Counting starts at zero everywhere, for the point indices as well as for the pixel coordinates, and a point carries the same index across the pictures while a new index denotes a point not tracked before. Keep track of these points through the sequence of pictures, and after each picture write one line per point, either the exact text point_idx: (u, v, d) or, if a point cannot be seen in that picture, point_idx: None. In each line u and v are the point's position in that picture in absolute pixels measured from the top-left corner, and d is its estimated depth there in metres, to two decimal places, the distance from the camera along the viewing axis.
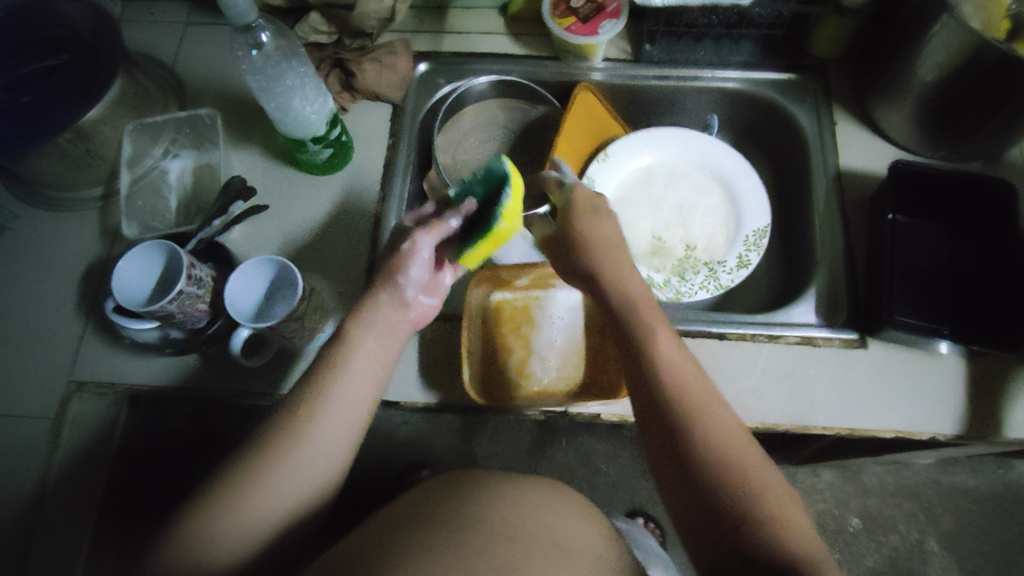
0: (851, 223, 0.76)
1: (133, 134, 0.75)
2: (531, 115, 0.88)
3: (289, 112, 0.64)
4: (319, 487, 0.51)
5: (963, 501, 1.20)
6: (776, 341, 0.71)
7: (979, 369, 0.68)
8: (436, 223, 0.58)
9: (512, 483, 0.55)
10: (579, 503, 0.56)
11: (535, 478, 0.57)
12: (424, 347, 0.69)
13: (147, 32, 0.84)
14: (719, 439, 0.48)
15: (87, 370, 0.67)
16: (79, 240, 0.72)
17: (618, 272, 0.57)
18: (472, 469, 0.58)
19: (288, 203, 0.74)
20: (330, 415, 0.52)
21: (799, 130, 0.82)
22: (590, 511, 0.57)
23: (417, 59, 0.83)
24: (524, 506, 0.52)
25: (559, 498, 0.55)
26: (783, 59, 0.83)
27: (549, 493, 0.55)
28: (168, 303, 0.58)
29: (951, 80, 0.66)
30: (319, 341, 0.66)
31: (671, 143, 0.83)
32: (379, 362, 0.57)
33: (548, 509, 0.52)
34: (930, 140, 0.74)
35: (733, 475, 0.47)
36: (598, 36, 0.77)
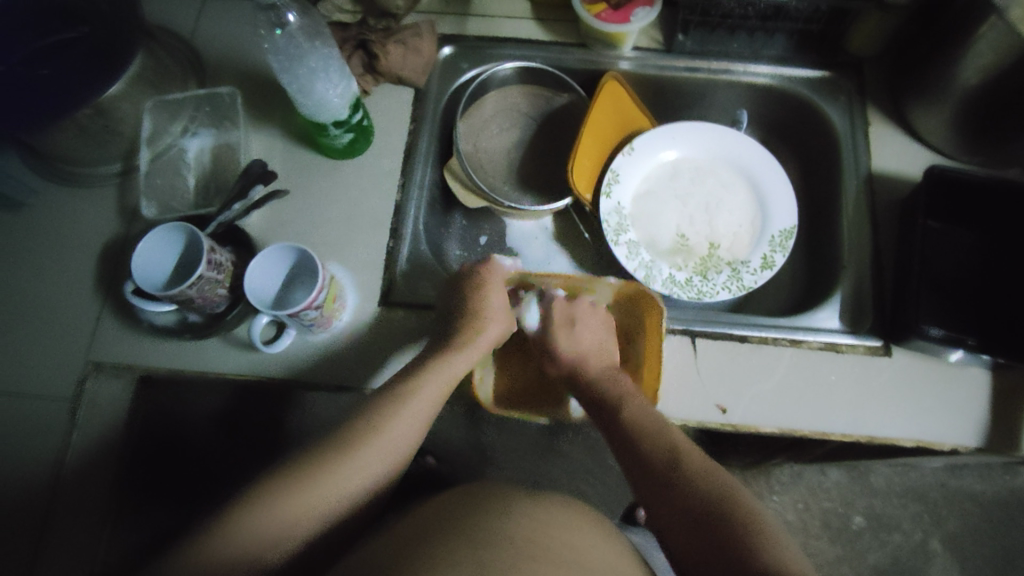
0: (881, 229, 0.74)
1: (152, 111, 0.73)
2: (555, 103, 0.86)
3: (310, 95, 0.63)
4: (385, 475, 0.57)
5: (969, 504, 1.20)
6: (797, 345, 0.70)
7: (1005, 382, 0.67)
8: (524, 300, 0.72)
9: (538, 501, 0.55)
10: (604, 527, 0.56)
11: (558, 499, 0.57)
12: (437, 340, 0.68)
13: (167, 4, 0.82)
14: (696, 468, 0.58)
15: (104, 351, 0.66)
16: (96, 218, 0.71)
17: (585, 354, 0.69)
18: (498, 487, 0.58)
19: (307, 187, 0.73)
20: (410, 413, 0.59)
21: (831, 129, 0.80)
22: (613, 534, 0.57)
23: (441, 42, 0.80)
24: (550, 526, 0.52)
25: (583, 519, 0.55)
26: (817, 54, 0.81)
27: (572, 512, 0.55)
28: (187, 289, 0.57)
29: (998, 85, 0.64)
30: (390, 369, 0.65)
31: (698, 138, 0.81)
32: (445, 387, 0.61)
33: (576, 523, 0.54)
34: (967, 146, 0.72)
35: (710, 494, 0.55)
36: (630, 23, 0.74)
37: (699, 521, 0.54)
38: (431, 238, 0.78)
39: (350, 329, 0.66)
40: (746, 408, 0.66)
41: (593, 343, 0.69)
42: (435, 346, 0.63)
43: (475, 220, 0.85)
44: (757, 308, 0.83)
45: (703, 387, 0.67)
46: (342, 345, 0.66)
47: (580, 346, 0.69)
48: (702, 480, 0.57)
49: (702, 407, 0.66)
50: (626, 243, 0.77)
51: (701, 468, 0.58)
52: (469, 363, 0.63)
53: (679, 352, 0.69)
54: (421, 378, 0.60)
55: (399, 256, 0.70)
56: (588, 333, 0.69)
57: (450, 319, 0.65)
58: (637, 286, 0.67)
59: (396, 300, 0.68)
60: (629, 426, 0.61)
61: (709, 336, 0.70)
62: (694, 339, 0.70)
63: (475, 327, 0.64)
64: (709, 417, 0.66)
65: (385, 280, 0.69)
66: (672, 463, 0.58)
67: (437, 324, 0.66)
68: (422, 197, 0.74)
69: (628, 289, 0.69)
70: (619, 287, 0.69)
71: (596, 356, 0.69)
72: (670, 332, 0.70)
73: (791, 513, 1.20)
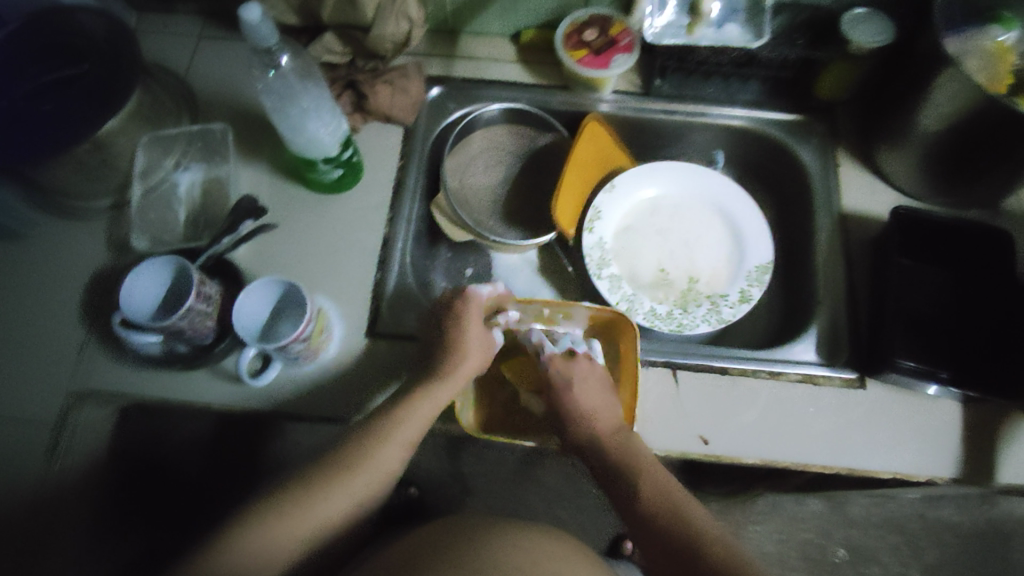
0: (854, 265, 0.77)
1: (146, 146, 0.74)
2: (540, 142, 0.89)
3: (302, 134, 0.65)
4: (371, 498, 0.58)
5: (946, 535, 1.21)
6: (777, 377, 0.71)
7: (976, 415, 0.69)
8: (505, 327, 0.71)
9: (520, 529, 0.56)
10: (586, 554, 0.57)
11: (540, 528, 0.57)
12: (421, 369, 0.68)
13: (162, 43, 0.84)
14: (677, 502, 0.59)
15: (88, 381, 0.66)
16: (85, 249, 0.72)
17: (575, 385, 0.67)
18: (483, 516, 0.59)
19: (296, 221, 0.74)
20: (397, 439, 0.59)
21: (803, 169, 0.84)
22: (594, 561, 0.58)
23: (430, 83, 0.84)
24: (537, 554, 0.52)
25: (566, 547, 0.56)
26: (789, 101, 0.84)
27: (556, 541, 0.56)
28: (179, 320, 0.57)
29: (956, 132, 0.68)
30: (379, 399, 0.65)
31: (679, 177, 0.84)
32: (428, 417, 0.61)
33: (560, 551, 0.54)
34: (931, 188, 0.77)
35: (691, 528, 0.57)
36: (610, 70, 0.78)
37: (678, 549, 0.56)
38: (418, 271, 0.79)
39: (335, 360, 0.67)
40: (729, 439, 0.68)
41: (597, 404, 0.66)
42: (421, 374, 0.63)
43: (461, 253, 0.86)
44: (736, 341, 0.85)
45: (686, 419, 0.68)
46: (327, 378, 0.66)
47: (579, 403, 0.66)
48: (682, 506, 0.58)
49: (685, 438, 0.68)
50: (608, 276, 0.79)
51: (681, 494, 0.60)
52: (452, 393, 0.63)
53: (662, 384, 0.70)
54: (406, 403, 0.60)
55: (386, 288, 0.71)
56: (588, 393, 0.66)
57: (438, 350, 0.64)
58: (614, 311, 0.68)
59: (381, 331, 0.69)
60: (617, 454, 0.61)
61: (691, 368, 0.71)
62: (676, 371, 0.71)
63: (458, 356, 0.64)
64: (692, 449, 0.67)
65: (371, 310, 0.70)
66: (654, 496, 0.59)
67: (426, 352, 0.66)
68: (409, 232, 0.76)
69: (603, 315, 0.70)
70: (595, 312, 0.69)
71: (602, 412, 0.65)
72: (652, 364, 0.72)
73: (772, 544, 1.21)
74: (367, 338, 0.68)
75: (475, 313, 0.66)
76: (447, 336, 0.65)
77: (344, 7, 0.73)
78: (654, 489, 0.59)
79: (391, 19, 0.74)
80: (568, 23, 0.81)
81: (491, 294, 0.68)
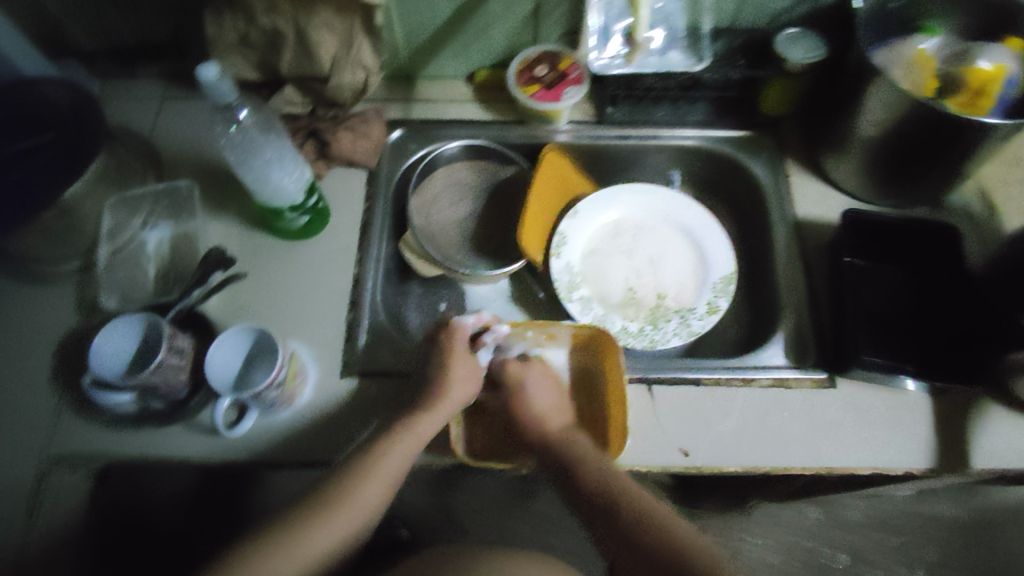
0: (812, 269, 0.80)
1: (112, 208, 0.76)
2: (501, 175, 0.92)
3: (266, 184, 0.67)
4: (354, 536, 0.57)
5: (944, 530, 1.21)
6: (749, 384, 0.73)
7: (944, 404, 0.70)
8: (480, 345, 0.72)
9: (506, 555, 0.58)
10: None
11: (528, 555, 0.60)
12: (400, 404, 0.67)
13: (126, 107, 0.86)
14: (662, 525, 0.59)
15: (62, 445, 0.65)
16: (54, 313, 0.72)
17: (533, 397, 0.70)
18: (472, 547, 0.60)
19: (266, 269, 0.75)
20: (378, 474, 0.59)
21: (755, 182, 0.87)
22: None
23: (390, 126, 0.87)
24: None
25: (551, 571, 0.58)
26: (735, 117, 0.89)
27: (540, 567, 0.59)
28: (150, 375, 0.58)
29: (891, 134, 0.71)
30: (358, 439, 0.65)
31: (639, 199, 0.88)
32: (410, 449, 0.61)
33: None
34: (879, 192, 0.80)
35: (680, 547, 0.57)
36: (563, 101, 0.81)
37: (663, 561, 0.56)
38: (391, 308, 0.80)
39: (312, 403, 0.67)
40: (708, 449, 0.68)
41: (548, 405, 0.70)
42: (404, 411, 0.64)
43: (433, 287, 0.87)
44: (710, 352, 0.86)
45: (665, 432, 0.69)
46: (305, 422, 0.66)
47: (532, 405, 0.70)
48: (658, 518, 0.60)
49: (665, 452, 0.68)
50: (579, 298, 0.80)
51: (654, 507, 0.61)
52: (436, 426, 0.63)
53: (639, 399, 0.71)
54: (389, 438, 0.60)
55: (359, 328, 0.72)
56: (544, 398, 0.70)
57: (423, 382, 0.66)
58: (592, 326, 0.71)
59: (357, 370, 0.69)
60: (591, 472, 0.62)
61: (666, 381, 0.72)
62: (651, 385, 0.72)
63: (442, 388, 0.65)
64: (673, 461, 0.67)
65: (345, 349, 0.70)
66: (639, 520, 0.59)
67: (416, 389, 0.66)
68: (379, 270, 0.77)
69: (583, 331, 0.73)
70: (577, 330, 0.72)
71: (553, 414, 0.69)
72: (627, 381, 0.73)
73: (774, 556, 1.20)
74: (354, 378, 0.69)
75: (461, 343, 0.68)
76: (432, 371, 0.66)
77: (301, 61, 0.76)
78: (638, 514, 0.60)
79: (346, 69, 0.76)
80: (519, 61, 0.84)
81: (476, 322, 0.71)
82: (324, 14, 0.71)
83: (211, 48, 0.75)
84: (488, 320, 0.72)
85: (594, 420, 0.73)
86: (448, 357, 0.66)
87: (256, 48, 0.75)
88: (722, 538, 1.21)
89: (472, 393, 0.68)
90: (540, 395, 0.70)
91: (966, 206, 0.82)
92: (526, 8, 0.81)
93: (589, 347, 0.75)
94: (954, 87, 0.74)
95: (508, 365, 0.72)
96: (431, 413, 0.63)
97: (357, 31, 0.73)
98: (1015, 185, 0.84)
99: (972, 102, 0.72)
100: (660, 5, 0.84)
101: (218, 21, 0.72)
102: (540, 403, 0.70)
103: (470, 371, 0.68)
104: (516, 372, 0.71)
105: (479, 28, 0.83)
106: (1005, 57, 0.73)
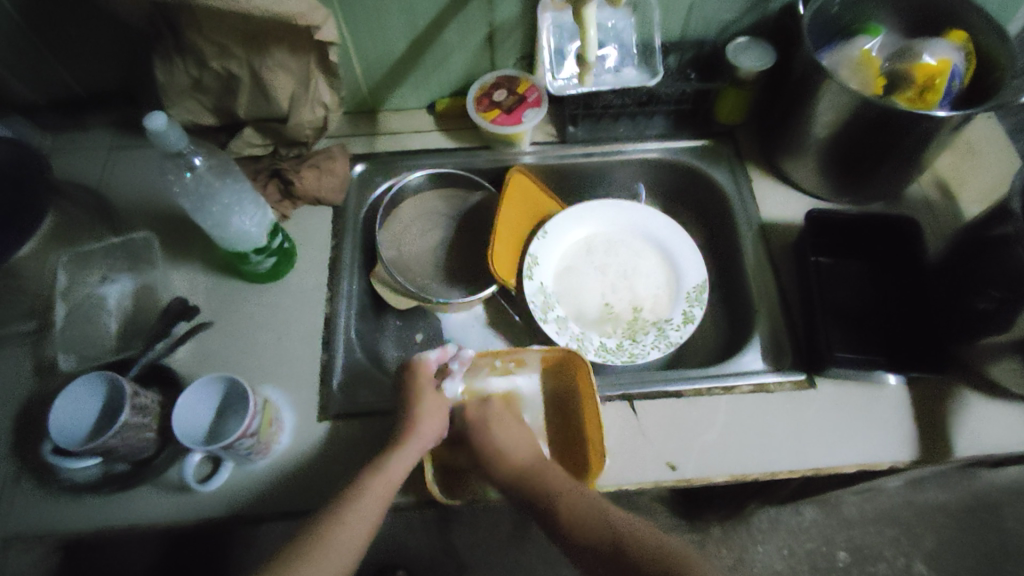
0: (781, 270, 0.81)
1: (67, 266, 0.74)
2: (470, 201, 0.91)
3: (228, 229, 0.66)
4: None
5: (941, 518, 1.22)
6: (730, 392, 0.72)
7: (921, 394, 0.71)
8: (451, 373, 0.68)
9: None
10: None
11: None
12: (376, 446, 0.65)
13: (79, 162, 0.85)
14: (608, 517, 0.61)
15: (23, 519, 0.62)
16: (11, 379, 0.69)
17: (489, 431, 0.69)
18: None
19: (233, 315, 0.74)
20: (356, 520, 0.57)
21: (719, 189, 0.88)
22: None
23: (353, 161, 0.86)
24: None
25: None
26: (694, 128, 0.90)
27: None
28: (111, 438, 0.56)
29: (844, 133, 0.73)
30: (339, 483, 0.63)
31: (607, 214, 0.88)
32: (389, 487, 0.59)
33: None
34: (838, 189, 0.81)
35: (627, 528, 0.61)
36: (523, 124, 0.82)
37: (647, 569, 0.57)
38: (367, 344, 0.79)
39: (289, 451, 0.65)
40: (695, 460, 0.68)
41: (515, 440, 0.68)
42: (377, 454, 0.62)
43: (409, 319, 0.86)
44: (691, 361, 0.87)
45: (650, 447, 0.68)
46: (283, 470, 0.64)
47: (497, 442, 0.68)
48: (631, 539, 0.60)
49: (652, 467, 0.67)
50: (554, 319, 0.80)
51: (627, 530, 0.60)
52: (408, 467, 0.61)
53: (621, 416, 0.70)
54: (363, 483, 0.59)
55: (333, 368, 0.71)
56: (506, 430, 0.69)
57: (399, 419, 0.64)
58: (562, 349, 0.69)
59: (335, 413, 0.67)
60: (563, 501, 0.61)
61: (648, 396, 0.72)
62: (633, 402, 0.71)
63: (412, 425, 0.63)
64: (661, 476, 0.67)
65: (320, 392, 0.69)
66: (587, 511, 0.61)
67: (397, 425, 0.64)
68: (350, 306, 0.76)
69: (554, 353, 0.71)
70: (546, 353, 0.70)
71: (515, 444, 0.68)
72: (609, 399, 0.72)
73: (779, 561, 1.19)
74: (330, 422, 0.67)
75: (425, 381, 0.66)
76: (406, 409, 0.64)
77: (258, 103, 0.75)
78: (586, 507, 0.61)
79: (306, 107, 0.75)
80: (477, 88, 0.85)
81: (440, 357, 0.68)
82: (278, 55, 0.70)
83: (163, 95, 0.74)
84: (452, 353, 0.68)
85: (574, 444, 0.71)
86: (416, 393, 0.65)
87: (210, 92, 0.74)
88: (726, 549, 1.20)
89: (445, 428, 0.66)
90: (501, 429, 0.69)
91: (924, 197, 0.84)
92: (480, 36, 0.82)
93: (562, 366, 0.73)
94: (900, 83, 0.75)
95: (468, 405, 0.72)
96: (404, 449, 0.61)
97: (313, 69, 0.72)
98: (968, 173, 0.86)
99: (920, 98, 0.74)
100: (611, 22, 0.83)
101: (169, 69, 0.71)
102: (505, 439, 0.68)
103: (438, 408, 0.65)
104: (479, 412, 0.71)
105: (436, 58, 0.84)
106: (948, 49, 0.73)
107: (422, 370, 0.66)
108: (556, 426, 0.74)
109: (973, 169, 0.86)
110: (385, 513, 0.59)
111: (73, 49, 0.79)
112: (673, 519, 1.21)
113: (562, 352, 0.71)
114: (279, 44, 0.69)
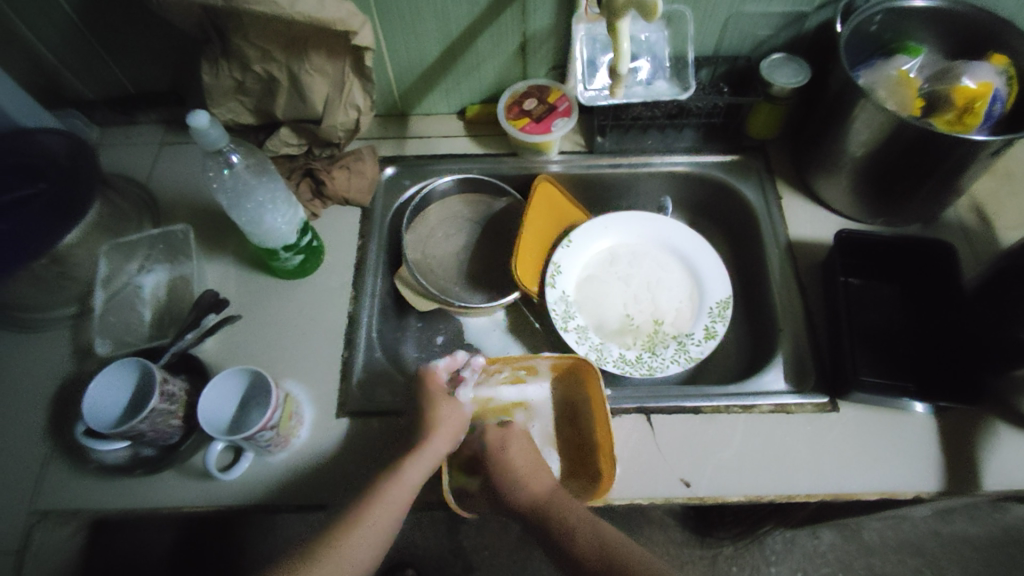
0: (807, 289, 0.79)
1: (108, 254, 0.76)
2: (496, 207, 0.92)
3: (260, 226, 0.68)
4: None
5: (967, 551, 1.18)
6: (749, 411, 0.71)
7: (949, 423, 0.69)
8: (463, 378, 0.69)
9: None
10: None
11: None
12: (376, 445, 0.66)
13: (125, 155, 0.89)
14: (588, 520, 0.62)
15: (51, 497, 0.64)
16: (50, 361, 0.72)
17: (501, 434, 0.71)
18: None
19: (260, 310, 0.76)
20: (367, 525, 0.58)
21: (747, 205, 0.87)
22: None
23: (384, 164, 0.88)
24: None
25: None
26: (723, 142, 0.90)
27: None
28: (140, 422, 0.58)
29: (879, 154, 0.71)
30: (350, 478, 0.65)
31: (631, 225, 0.88)
32: (400, 494, 0.59)
33: None
34: (871, 209, 0.80)
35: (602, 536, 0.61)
36: (552, 133, 0.82)
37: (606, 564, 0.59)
38: (387, 343, 0.80)
39: (308, 445, 0.67)
40: (710, 478, 0.67)
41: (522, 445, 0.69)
42: (395, 457, 0.63)
43: (430, 321, 0.87)
44: (708, 377, 0.86)
45: (664, 462, 0.68)
46: (299, 463, 0.65)
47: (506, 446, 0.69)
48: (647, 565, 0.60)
49: (667, 483, 0.67)
50: (575, 328, 0.81)
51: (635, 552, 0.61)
52: (424, 473, 0.62)
53: (636, 430, 0.70)
54: (378, 488, 0.59)
55: (354, 366, 0.72)
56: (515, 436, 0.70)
57: (413, 420, 0.65)
58: (574, 357, 0.70)
59: (353, 410, 0.69)
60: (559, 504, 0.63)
61: (664, 411, 0.71)
62: (650, 416, 0.71)
63: (427, 434, 0.63)
64: (675, 492, 0.66)
65: (340, 390, 0.70)
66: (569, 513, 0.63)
67: (413, 426, 0.65)
68: (374, 306, 0.77)
69: (564, 361, 0.71)
70: (556, 360, 0.71)
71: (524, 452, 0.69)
72: (625, 411, 0.71)
73: None
74: (347, 419, 0.68)
75: (438, 390, 0.67)
76: (419, 414, 0.65)
77: (294, 105, 0.77)
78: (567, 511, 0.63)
79: (339, 109, 0.77)
80: (508, 96, 0.86)
81: (448, 366, 0.68)
82: (315, 60, 0.72)
83: (207, 96, 0.76)
84: (462, 361, 0.69)
85: (585, 453, 0.71)
86: (431, 404, 0.65)
87: (250, 94, 0.76)
88: (738, 567, 1.18)
89: (460, 433, 0.67)
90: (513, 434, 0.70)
91: (960, 220, 0.82)
92: (514, 45, 0.82)
93: (573, 374, 0.73)
94: (940, 105, 0.73)
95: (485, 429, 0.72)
96: (415, 460, 0.61)
97: (349, 73, 0.74)
98: (1007, 198, 0.84)
99: (960, 120, 0.72)
100: (643, 35, 0.83)
101: (214, 71, 0.73)
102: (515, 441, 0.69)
103: (450, 416, 0.66)
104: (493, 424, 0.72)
105: (469, 66, 0.85)
106: (990, 73, 0.71)
107: (432, 378, 0.67)
108: (570, 436, 0.73)
109: (1012, 194, 0.84)
110: (402, 518, 0.60)
111: (125, 49, 0.82)
112: (683, 533, 1.20)
113: (574, 360, 0.71)
114: (317, 49, 0.71)
